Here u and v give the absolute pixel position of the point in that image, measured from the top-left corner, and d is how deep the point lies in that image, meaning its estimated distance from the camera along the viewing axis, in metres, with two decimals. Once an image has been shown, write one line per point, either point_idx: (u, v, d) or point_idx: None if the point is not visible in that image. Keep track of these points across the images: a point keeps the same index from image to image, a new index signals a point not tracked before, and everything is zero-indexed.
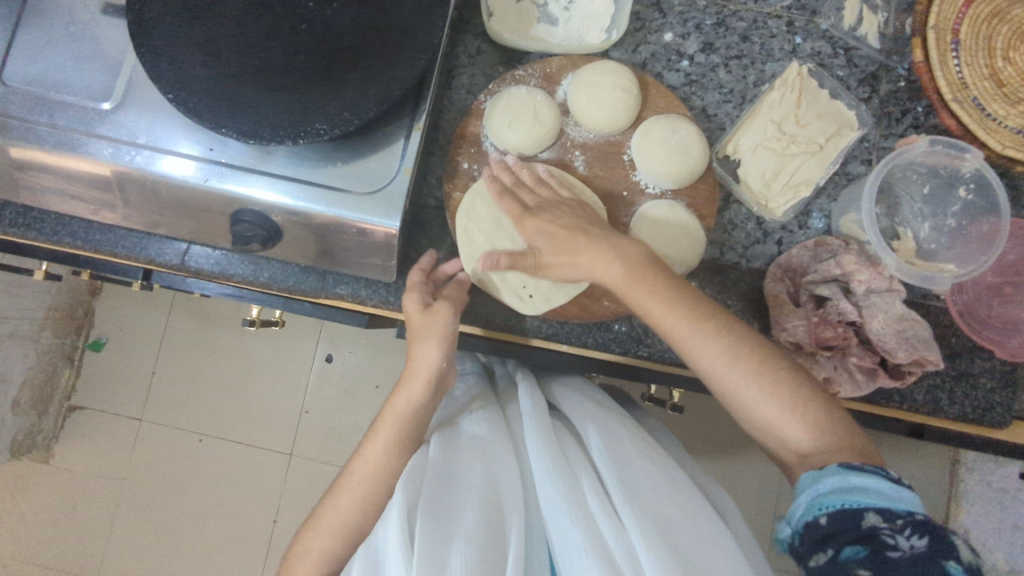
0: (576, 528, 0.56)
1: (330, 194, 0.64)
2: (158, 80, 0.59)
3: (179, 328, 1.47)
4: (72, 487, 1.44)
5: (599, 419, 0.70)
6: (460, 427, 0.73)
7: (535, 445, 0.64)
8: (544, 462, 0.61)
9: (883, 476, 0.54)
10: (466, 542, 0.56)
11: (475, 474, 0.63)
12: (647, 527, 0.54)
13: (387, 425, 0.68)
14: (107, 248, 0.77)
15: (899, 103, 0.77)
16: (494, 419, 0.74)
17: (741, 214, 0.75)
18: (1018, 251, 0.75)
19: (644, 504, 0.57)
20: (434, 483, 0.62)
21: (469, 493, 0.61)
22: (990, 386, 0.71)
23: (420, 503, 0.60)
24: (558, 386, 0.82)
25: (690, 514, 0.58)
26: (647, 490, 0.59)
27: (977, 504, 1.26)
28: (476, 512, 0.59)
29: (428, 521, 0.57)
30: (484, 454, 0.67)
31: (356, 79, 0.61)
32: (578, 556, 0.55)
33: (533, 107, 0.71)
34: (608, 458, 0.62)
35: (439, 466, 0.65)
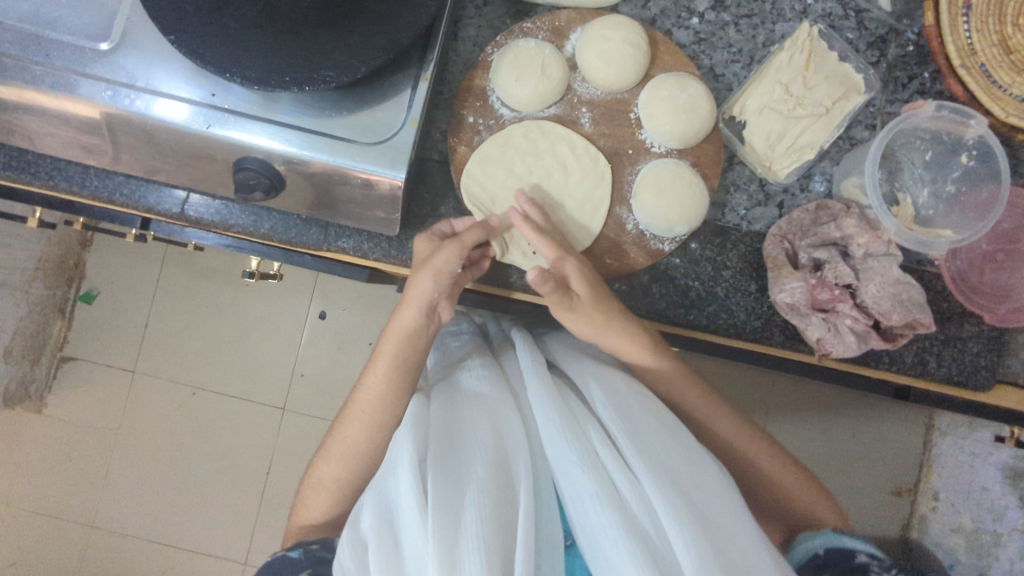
0: (586, 478, 0.57)
1: (336, 145, 0.63)
2: (160, 22, 0.57)
3: (172, 281, 1.46)
4: (67, 436, 1.45)
5: (596, 370, 0.71)
6: (460, 385, 0.73)
7: (539, 398, 0.64)
8: (549, 415, 0.62)
9: None
10: (479, 495, 0.57)
11: (480, 429, 0.64)
12: (657, 478, 0.56)
13: (387, 351, 0.72)
14: (105, 195, 0.76)
15: (906, 69, 0.76)
16: (493, 375, 0.74)
17: (744, 175, 0.76)
18: (1013, 220, 0.76)
19: (652, 455, 0.59)
20: (441, 439, 0.63)
21: (476, 448, 0.62)
22: (976, 350, 0.74)
23: (430, 459, 0.61)
24: (550, 337, 0.85)
25: (695, 467, 0.60)
26: (654, 440, 0.61)
27: (948, 466, 1.32)
28: (486, 465, 0.60)
29: (440, 475, 0.58)
30: (488, 409, 0.67)
31: (363, 27, 0.60)
32: (590, 504, 0.56)
33: (541, 60, 0.70)
34: (612, 410, 0.63)
35: (444, 423, 0.66)
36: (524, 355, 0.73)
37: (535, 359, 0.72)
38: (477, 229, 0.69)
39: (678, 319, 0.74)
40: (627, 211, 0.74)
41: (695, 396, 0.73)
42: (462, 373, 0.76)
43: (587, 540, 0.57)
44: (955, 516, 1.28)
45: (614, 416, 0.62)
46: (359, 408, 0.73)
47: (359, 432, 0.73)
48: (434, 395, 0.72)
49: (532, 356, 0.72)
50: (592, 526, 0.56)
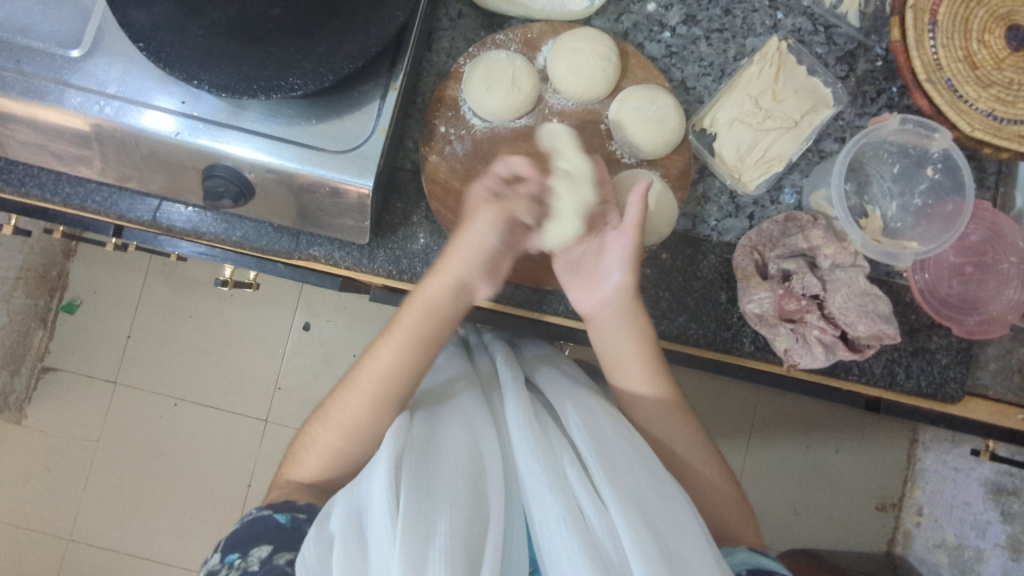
0: (554, 500, 0.56)
1: (304, 153, 0.63)
2: (128, 29, 0.57)
3: (155, 291, 1.45)
4: (46, 447, 1.43)
5: (573, 394, 0.69)
6: (439, 401, 0.72)
7: (516, 417, 0.63)
8: (523, 436, 0.61)
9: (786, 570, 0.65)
10: (450, 510, 0.56)
11: (456, 446, 0.63)
12: (626, 505, 0.55)
13: (414, 321, 0.68)
14: (77, 202, 0.76)
15: (875, 83, 0.77)
16: (473, 394, 0.73)
17: (716, 187, 0.77)
18: (981, 233, 0.77)
19: (622, 480, 0.58)
20: (415, 452, 0.62)
21: (449, 465, 0.60)
22: (945, 362, 0.74)
23: (404, 470, 0.59)
24: (530, 352, 0.83)
25: (663, 491, 0.58)
26: (627, 465, 0.60)
27: (932, 481, 1.33)
28: (458, 482, 0.59)
29: (411, 486, 0.57)
30: (466, 426, 0.66)
31: (331, 35, 0.60)
32: (555, 528, 0.55)
33: (512, 71, 0.71)
34: (586, 433, 0.62)
35: (418, 438, 0.64)
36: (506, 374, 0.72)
37: (516, 378, 0.71)
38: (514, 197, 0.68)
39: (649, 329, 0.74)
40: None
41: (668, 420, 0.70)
42: (442, 390, 0.75)
43: (551, 563, 0.56)
44: (937, 531, 1.29)
45: (587, 438, 0.61)
46: (369, 373, 0.68)
47: (356, 397, 0.68)
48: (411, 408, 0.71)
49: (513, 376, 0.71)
50: (556, 549, 0.55)
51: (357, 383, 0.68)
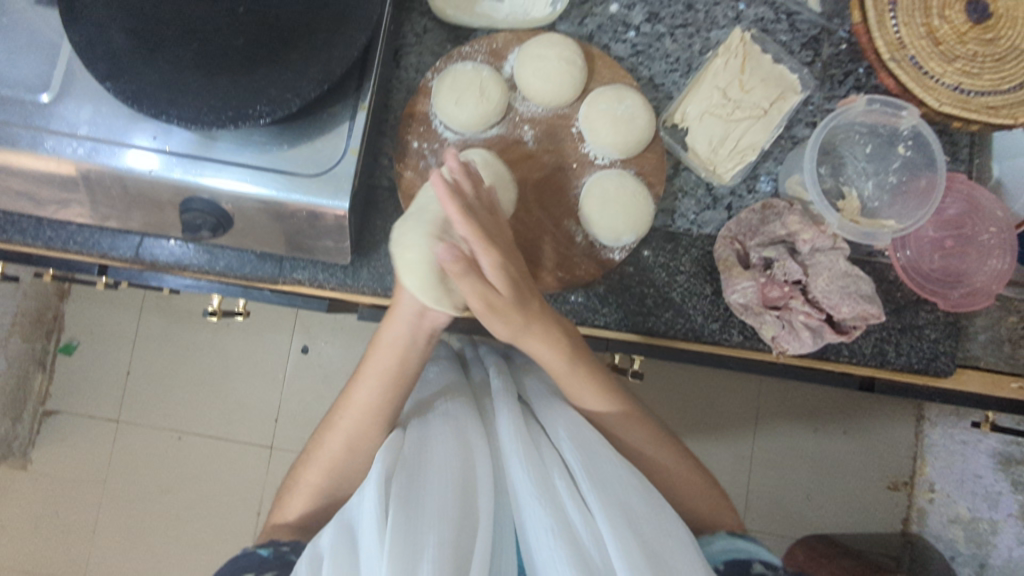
0: (542, 510, 0.57)
1: (277, 179, 0.64)
2: (94, 70, 0.58)
3: (150, 326, 1.46)
4: (52, 490, 1.43)
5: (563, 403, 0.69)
6: (431, 410, 0.72)
7: (507, 426, 0.63)
8: (514, 445, 0.61)
9: (763, 549, 0.67)
10: (438, 522, 0.56)
11: (447, 454, 0.63)
12: (613, 516, 0.56)
13: (381, 363, 0.69)
14: (59, 244, 0.76)
15: (841, 66, 0.78)
16: (465, 404, 0.73)
17: (691, 181, 0.77)
18: (959, 206, 0.77)
19: (610, 490, 0.58)
20: (405, 464, 0.62)
21: (438, 475, 0.60)
22: (934, 337, 0.74)
23: (393, 484, 0.59)
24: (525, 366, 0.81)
25: (650, 499, 0.59)
26: (614, 475, 0.60)
27: (940, 457, 1.33)
28: (448, 492, 0.59)
29: (401, 500, 0.57)
30: (456, 432, 0.66)
31: (295, 60, 0.60)
32: (542, 537, 0.56)
33: (478, 82, 0.72)
34: (576, 440, 0.62)
35: (409, 451, 0.64)
36: (498, 384, 0.72)
37: (505, 387, 0.71)
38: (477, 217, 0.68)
39: (636, 328, 0.74)
40: (575, 225, 0.74)
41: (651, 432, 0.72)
42: (434, 398, 0.75)
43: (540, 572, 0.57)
44: (951, 507, 1.29)
45: (577, 446, 0.61)
46: (352, 413, 0.70)
47: (338, 432, 0.70)
48: (404, 424, 0.71)
49: (504, 386, 0.71)
50: (543, 558, 0.56)
51: (338, 422, 0.71)
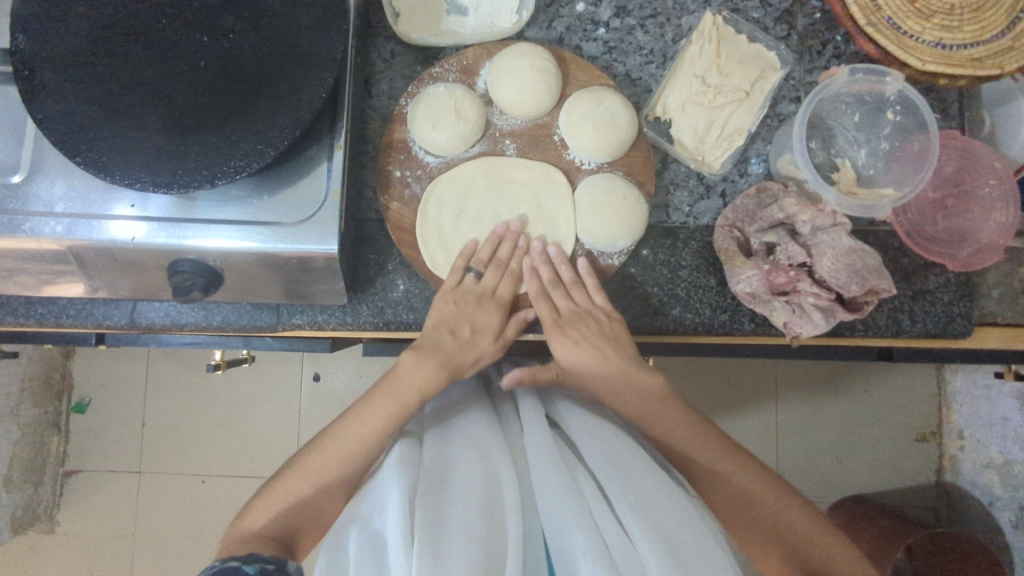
0: (579, 531, 0.53)
1: (262, 231, 0.63)
2: (62, 146, 0.57)
3: (157, 377, 1.44)
4: (84, 550, 1.43)
5: (597, 430, 0.67)
6: (456, 429, 0.68)
7: (541, 452, 0.61)
8: (552, 470, 0.58)
9: None
10: (471, 538, 0.51)
11: (474, 471, 0.59)
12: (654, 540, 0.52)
13: (406, 396, 0.65)
14: (52, 320, 0.75)
15: (817, 35, 0.77)
16: (492, 425, 0.69)
17: (681, 172, 0.76)
18: (955, 162, 0.76)
19: (651, 516, 0.55)
20: (432, 482, 0.58)
21: (470, 493, 0.56)
22: (948, 299, 0.73)
23: (423, 497, 0.55)
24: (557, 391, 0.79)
25: (692, 524, 0.55)
26: (656, 501, 0.57)
27: (966, 402, 1.32)
28: (478, 509, 0.55)
29: (431, 515, 0.53)
30: (482, 451, 0.63)
31: (263, 110, 0.59)
32: (577, 560, 0.52)
33: (453, 104, 0.70)
34: (613, 468, 0.60)
35: (437, 469, 0.60)
36: (526, 408, 0.70)
37: (535, 413, 0.68)
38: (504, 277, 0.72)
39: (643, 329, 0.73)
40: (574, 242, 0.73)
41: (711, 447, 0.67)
42: (454, 417, 0.72)
43: None
44: (983, 451, 1.28)
45: (614, 473, 0.59)
46: (342, 444, 0.64)
47: (339, 455, 0.63)
48: (425, 440, 0.67)
49: (534, 411, 0.69)
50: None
51: (327, 446, 0.64)
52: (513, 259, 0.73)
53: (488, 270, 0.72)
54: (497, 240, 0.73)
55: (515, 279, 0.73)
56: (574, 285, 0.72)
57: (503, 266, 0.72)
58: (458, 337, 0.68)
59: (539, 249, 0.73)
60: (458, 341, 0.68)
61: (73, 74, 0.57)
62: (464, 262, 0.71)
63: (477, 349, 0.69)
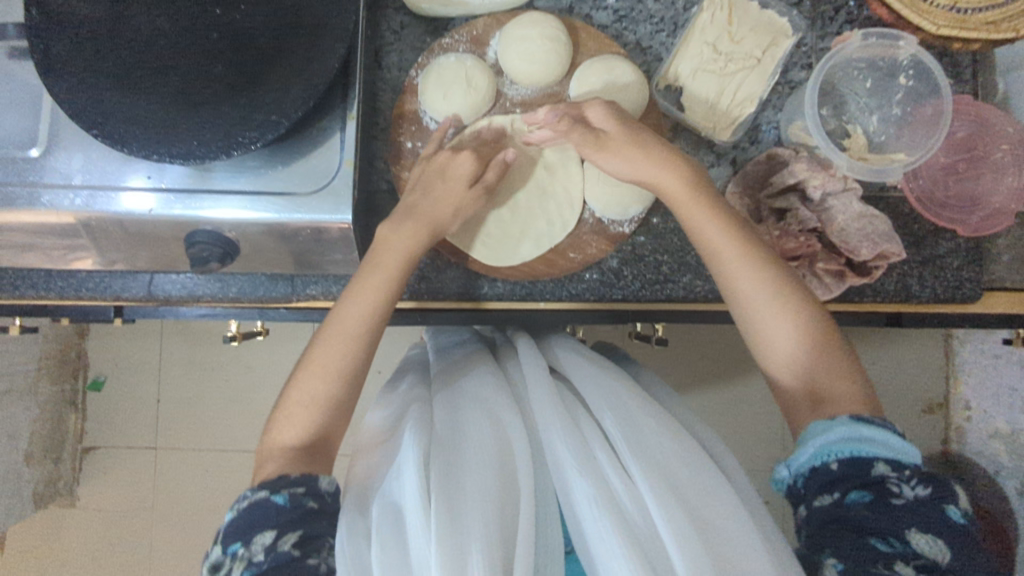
0: (585, 480, 0.53)
1: (277, 200, 0.64)
2: (78, 119, 0.57)
3: (172, 353, 1.46)
4: (104, 521, 1.47)
5: (598, 378, 0.66)
6: (461, 388, 0.69)
7: (543, 401, 0.61)
8: (553, 418, 0.58)
9: (886, 428, 0.54)
10: (482, 496, 0.52)
11: (481, 429, 0.59)
12: (656, 481, 0.52)
13: (386, 271, 0.64)
14: (71, 293, 0.77)
15: (831, 1, 0.76)
16: (497, 380, 0.69)
17: (692, 141, 0.75)
18: (968, 128, 0.75)
19: (652, 457, 0.55)
20: (439, 443, 0.58)
21: (478, 449, 0.57)
22: (957, 265, 0.74)
23: (433, 459, 0.55)
24: (554, 341, 0.79)
25: (693, 462, 0.56)
26: (656, 442, 0.57)
27: (973, 372, 1.32)
28: (487, 465, 0.55)
29: (442, 475, 0.53)
30: (488, 409, 0.63)
31: (277, 81, 0.59)
32: (585, 508, 0.52)
33: (464, 73, 0.71)
34: (613, 413, 0.60)
35: (445, 428, 0.60)
36: (527, 360, 0.70)
37: (537, 363, 0.68)
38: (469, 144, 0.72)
39: (655, 296, 0.75)
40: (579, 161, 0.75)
41: (732, 260, 0.63)
42: (459, 377, 0.72)
43: (588, 549, 0.53)
44: (990, 422, 1.26)
45: (614, 417, 0.59)
46: (347, 316, 0.63)
47: (338, 340, 0.62)
48: (433, 403, 0.67)
49: (537, 361, 0.69)
50: (587, 530, 0.52)
51: (326, 331, 0.63)
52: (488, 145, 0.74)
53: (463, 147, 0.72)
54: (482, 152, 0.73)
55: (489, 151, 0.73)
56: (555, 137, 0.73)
57: (479, 142, 0.73)
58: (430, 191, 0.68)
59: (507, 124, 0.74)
60: (428, 194, 0.68)
61: (89, 47, 0.58)
62: (438, 135, 0.72)
63: (449, 197, 0.69)
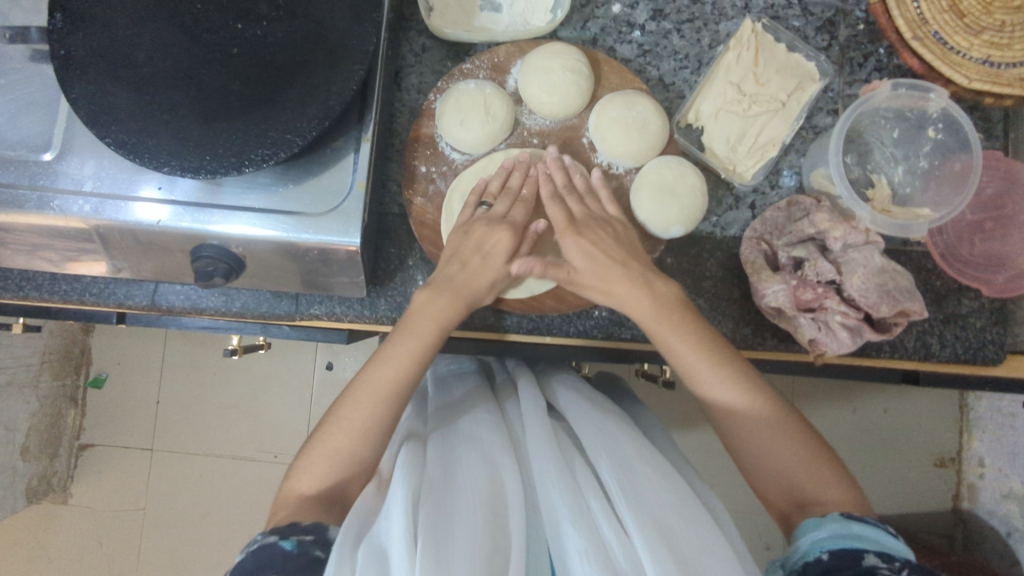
0: (579, 534, 0.51)
1: (286, 219, 0.63)
2: (92, 126, 0.57)
3: (175, 356, 1.45)
4: (94, 523, 1.45)
5: (599, 422, 0.64)
6: (457, 429, 0.66)
7: (540, 445, 0.59)
8: (549, 464, 0.56)
9: (876, 526, 0.54)
10: (471, 544, 0.49)
11: (475, 474, 0.57)
12: (653, 537, 0.50)
13: (424, 335, 0.64)
14: (76, 298, 0.77)
15: (860, 47, 0.75)
16: (494, 420, 0.67)
17: (711, 182, 0.74)
18: (996, 185, 0.74)
19: (649, 511, 0.53)
20: (432, 483, 0.56)
21: (471, 496, 0.54)
22: (980, 325, 0.72)
23: (424, 501, 0.53)
24: (555, 381, 0.76)
25: (692, 520, 0.53)
26: (654, 496, 0.54)
27: (988, 430, 1.26)
28: (479, 512, 0.53)
29: (431, 517, 0.51)
30: (483, 453, 0.60)
31: (295, 99, 0.59)
32: (577, 565, 0.50)
33: (482, 100, 0.69)
34: (610, 461, 0.58)
35: (438, 469, 0.58)
36: (528, 399, 0.67)
37: (538, 404, 0.66)
38: (510, 197, 0.70)
39: None
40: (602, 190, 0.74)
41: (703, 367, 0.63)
42: (457, 414, 0.70)
43: None
44: (1005, 482, 1.20)
45: (611, 466, 0.57)
46: (378, 380, 0.63)
47: (367, 401, 0.63)
48: (428, 440, 0.65)
49: (537, 401, 0.66)
50: None
51: (356, 395, 0.63)
52: (525, 187, 0.72)
53: (499, 201, 0.71)
54: (507, 171, 0.71)
55: (529, 206, 0.71)
56: (590, 195, 0.71)
57: (514, 195, 0.71)
58: (467, 265, 0.67)
59: (553, 157, 0.72)
60: (467, 267, 0.67)
61: (110, 56, 0.57)
62: (475, 197, 0.71)
63: (488, 273, 0.67)
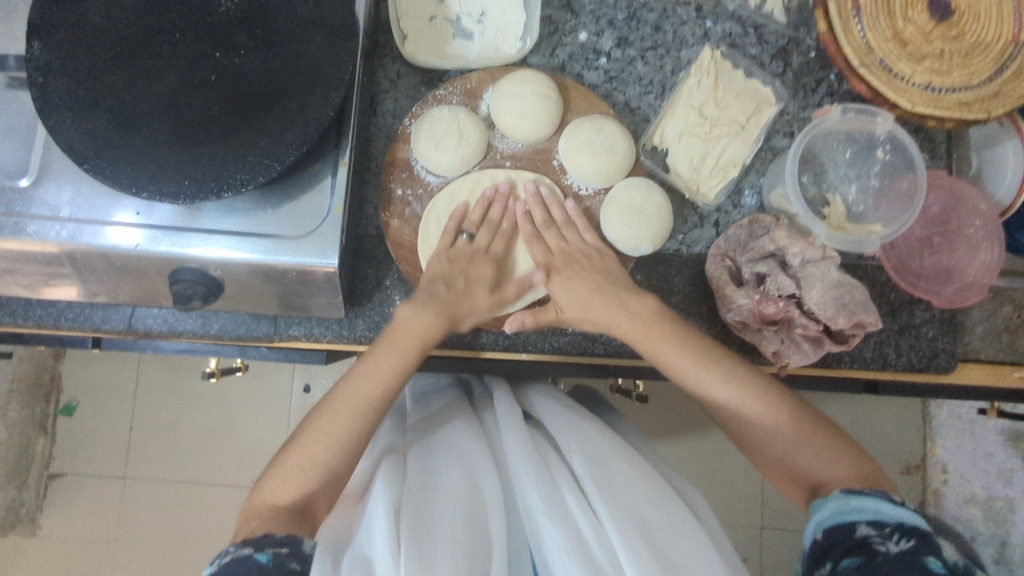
0: (555, 528, 0.52)
1: (264, 242, 0.64)
2: (71, 153, 0.58)
3: (149, 380, 1.44)
4: (64, 555, 1.41)
5: (572, 423, 0.66)
6: (435, 438, 0.68)
7: (515, 446, 0.60)
8: (524, 462, 0.58)
9: (883, 499, 0.54)
10: (452, 545, 0.51)
11: (454, 479, 0.59)
12: (624, 525, 0.52)
13: (405, 345, 0.66)
14: (50, 322, 0.76)
15: (812, 73, 0.80)
16: (472, 428, 0.69)
17: (677, 202, 0.77)
18: (942, 202, 0.78)
19: (622, 502, 0.55)
20: (413, 491, 0.57)
21: (451, 501, 0.56)
22: (932, 335, 0.75)
23: (405, 508, 0.54)
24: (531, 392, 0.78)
25: (663, 509, 0.55)
26: (625, 488, 0.56)
27: (950, 436, 1.32)
28: (459, 516, 0.54)
29: (411, 522, 0.52)
30: (462, 459, 0.62)
31: (273, 124, 0.60)
32: (556, 559, 0.51)
33: (455, 126, 0.72)
34: (581, 454, 0.60)
35: (418, 477, 0.59)
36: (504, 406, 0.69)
37: (513, 409, 0.68)
38: (492, 226, 0.74)
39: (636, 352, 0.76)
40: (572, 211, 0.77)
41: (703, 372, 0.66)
42: (437, 426, 0.71)
43: None
44: (969, 487, 1.30)
45: (583, 460, 0.59)
46: (356, 392, 0.64)
47: (348, 412, 0.63)
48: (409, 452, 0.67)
49: (512, 408, 0.68)
50: None
51: (334, 406, 0.64)
52: (505, 219, 0.75)
53: (480, 231, 0.74)
54: (487, 202, 0.74)
55: (507, 237, 0.75)
56: (567, 225, 0.74)
57: (495, 227, 0.74)
58: (455, 287, 0.70)
59: (532, 192, 0.74)
60: (454, 291, 0.70)
61: (90, 84, 0.58)
62: (454, 225, 0.73)
63: (473, 300, 0.71)
